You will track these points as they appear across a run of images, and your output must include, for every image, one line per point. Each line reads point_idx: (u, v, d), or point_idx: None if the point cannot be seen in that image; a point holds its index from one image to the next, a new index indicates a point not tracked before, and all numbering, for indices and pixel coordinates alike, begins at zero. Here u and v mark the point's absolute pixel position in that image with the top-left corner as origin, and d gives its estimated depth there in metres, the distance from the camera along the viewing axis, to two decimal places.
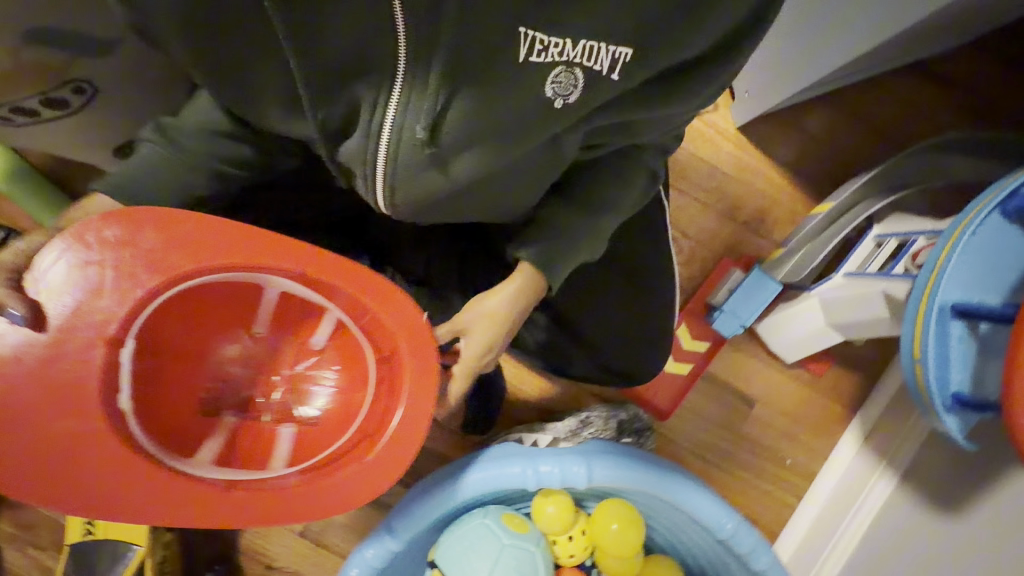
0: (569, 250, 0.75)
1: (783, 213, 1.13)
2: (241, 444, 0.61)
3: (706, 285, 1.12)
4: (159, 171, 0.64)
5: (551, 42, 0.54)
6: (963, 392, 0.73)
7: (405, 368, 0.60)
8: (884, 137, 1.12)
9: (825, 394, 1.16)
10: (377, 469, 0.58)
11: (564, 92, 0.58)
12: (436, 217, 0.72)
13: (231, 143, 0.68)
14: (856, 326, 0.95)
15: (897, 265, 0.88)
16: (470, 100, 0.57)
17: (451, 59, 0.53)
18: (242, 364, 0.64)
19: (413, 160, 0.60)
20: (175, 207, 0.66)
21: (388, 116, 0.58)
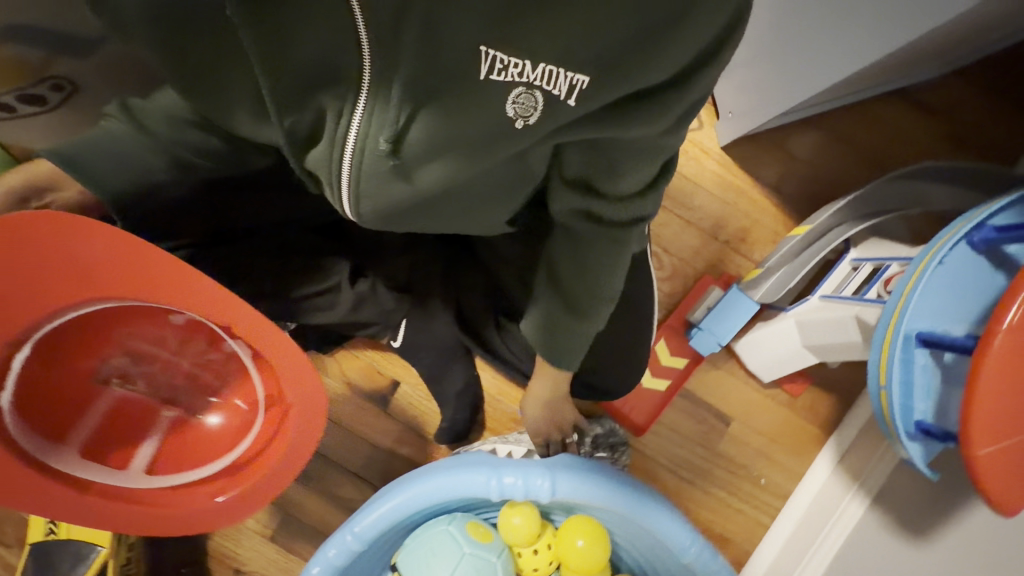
0: (573, 334, 0.71)
1: (764, 231, 1.12)
2: (118, 432, 0.72)
3: (685, 300, 1.09)
4: (125, 150, 0.67)
5: (511, 61, 0.46)
6: (927, 421, 0.69)
7: (284, 440, 0.74)
8: (864, 160, 1.12)
9: (802, 417, 1.13)
10: (234, 506, 0.73)
11: (526, 113, 0.50)
12: (403, 221, 0.67)
13: (198, 134, 0.68)
14: (826, 351, 0.92)
15: (870, 290, 0.88)
16: (435, 117, 0.50)
17: (418, 69, 0.46)
18: (154, 343, 0.73)
19: (375, 176, 0.54)
20: (134, 183, 0.70)
21: (351, 128, 0.50)
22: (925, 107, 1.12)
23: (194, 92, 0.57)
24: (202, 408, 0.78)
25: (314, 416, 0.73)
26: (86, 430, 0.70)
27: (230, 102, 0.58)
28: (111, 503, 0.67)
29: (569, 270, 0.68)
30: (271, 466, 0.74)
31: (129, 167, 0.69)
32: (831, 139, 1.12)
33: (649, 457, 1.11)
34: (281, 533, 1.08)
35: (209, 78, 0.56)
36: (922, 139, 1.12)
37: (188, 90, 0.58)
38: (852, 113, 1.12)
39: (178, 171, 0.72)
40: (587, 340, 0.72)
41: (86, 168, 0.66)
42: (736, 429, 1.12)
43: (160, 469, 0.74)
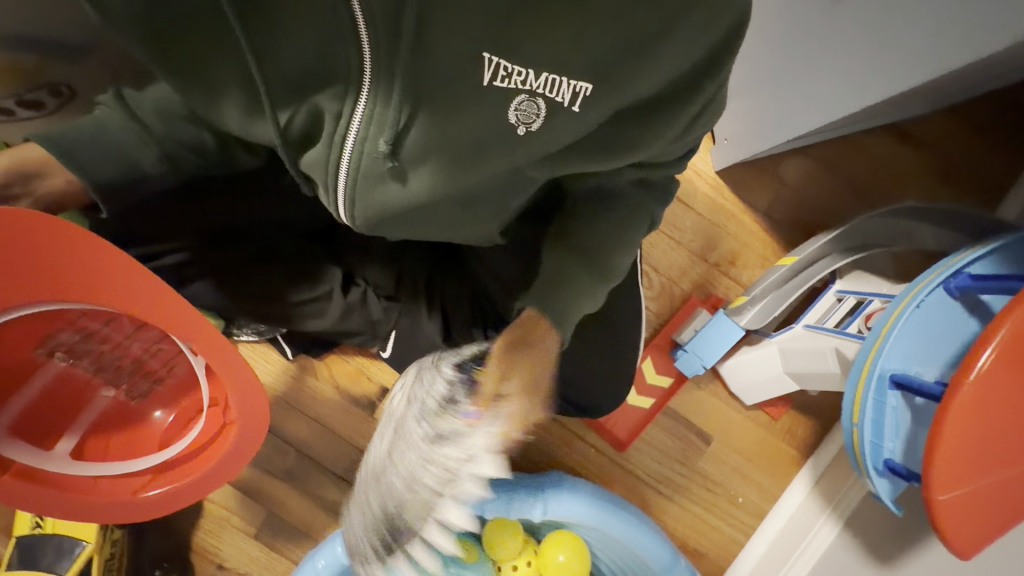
0: (569, 301, 0.69)
1: (753, 255, 1.13)
2: (51, 408, 0.73)
3: (674, 320, 1.10)
4: (106, 133, 0.63)
5: (514, 69, 0.50)
6: (895, 460, 0.71)
7: (219, 447, 0.77)
8: (853, 191, 1.14)
9: (781, 439, 1.16)
10: (161, 501, 0.77)
11: (528, 120, 0.54)
12: (400, 232, 0.67)
13: (192, 129, 0.68)
14: (806, 379, 0.94)
15: (851, 324, 0.91)
16: (431, 119, 0.53)
17: (416, 75, 0.50)
18: (108, 324, 0.69)
19: (371, 175, 0.56)
20: (106, 179, 0.64)
21: (350, 128, 0.53)
22: (915, 142, 1.14)
23: (197, 92, 0.59)
24: (145, 396, 0.80)
25: (253, 433, 0.75)
26: (20, 404, 0.70)
27: (222, 92, 0.59)
28: (35, 487, 0.69)
29: (586, 242, 0.71)
30: (203, 469, 0.77)
31: (115, 156, 0.64)
32: (822, 168, 1.14)
33: (630, 472, 1.13)
34: (264, 531, 1.10)
35: (202, 72, 0.58)
36: (911, 173, 1.14)
37: (183, 89, 0.59)
38: (846, 144, 1.14)
39: (167, 168, 0.68)
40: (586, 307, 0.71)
41: (68, 149, 0.61)
42: (716, 448, 1.14)
43: (89, 452, 0.76)
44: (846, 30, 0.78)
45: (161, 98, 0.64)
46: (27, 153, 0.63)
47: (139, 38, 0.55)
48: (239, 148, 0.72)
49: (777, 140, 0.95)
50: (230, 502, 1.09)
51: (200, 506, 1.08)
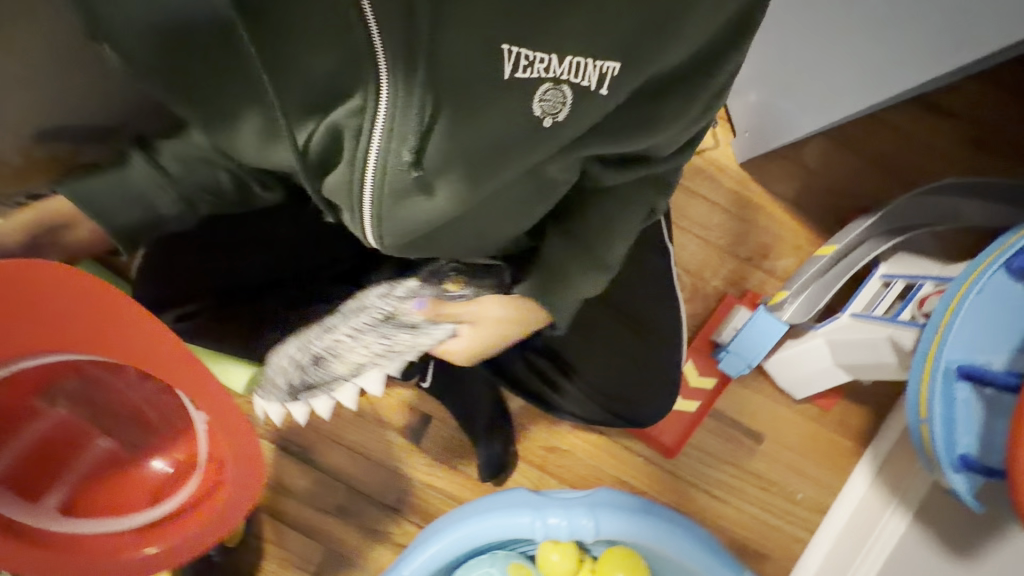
0: (568, 290, 0.67)
1: (787, 245, 1.10)
2: (37, 457, 0.66)
3: (712, 320, 1.08)
4: (121, 190, 0.59)
5: (535, 56, 0.45)
6: (971, 455, 0.68)
7: (221, 499, 0.67)
8: (886, 169, 1.09)
9: (835, 430, 1.12)
10: (154, 560, 0.67)
11: (554, 110, 0.49)
12: (431, 252, 0.63)
13: (210, 168, 0.61)
14: (859, 370, 0.92)
15: (904, 311, 0.87)
16: (452, 123, 0.48)
17: (438, 74, 0.45)
18: (109, 373, 0.65)
19: (397, 192, 0.52)
20: (132, 220, 0.60)
21: (369, 145, 0.48)
22: (947, 111, 1.09)
23: (215, 127, 0.54)
24: (144, 446, 0.71)
25: (247, 496, 0.65)
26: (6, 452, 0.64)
27: (240, 116, 0.53)
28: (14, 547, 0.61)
29: (594, 228, 0.64)
30: (197, 527, 0.67)
31: (135, 201, 0.60)
32: (852, 147, 1.10)
33: (683, 479, 1.10)
34: (324, 568, 1.11)
35: (213, 100, 0.52)
36: (946, 144, 1.09)
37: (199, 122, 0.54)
38: (872, 121, 1.10)
39: (183, 208, 0.63)
40: (597, 282, 0.68)
41: (89, 199, 0.58)
42: (769, 446, 1.11)
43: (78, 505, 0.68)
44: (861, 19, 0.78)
45: (186, 146, 0.59)
46: (54, 207, 0.61)
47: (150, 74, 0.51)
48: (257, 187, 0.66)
49: (814, 127, 0.91)
50: (289, 542, 1.11)
51: (261, 548, 1.10)
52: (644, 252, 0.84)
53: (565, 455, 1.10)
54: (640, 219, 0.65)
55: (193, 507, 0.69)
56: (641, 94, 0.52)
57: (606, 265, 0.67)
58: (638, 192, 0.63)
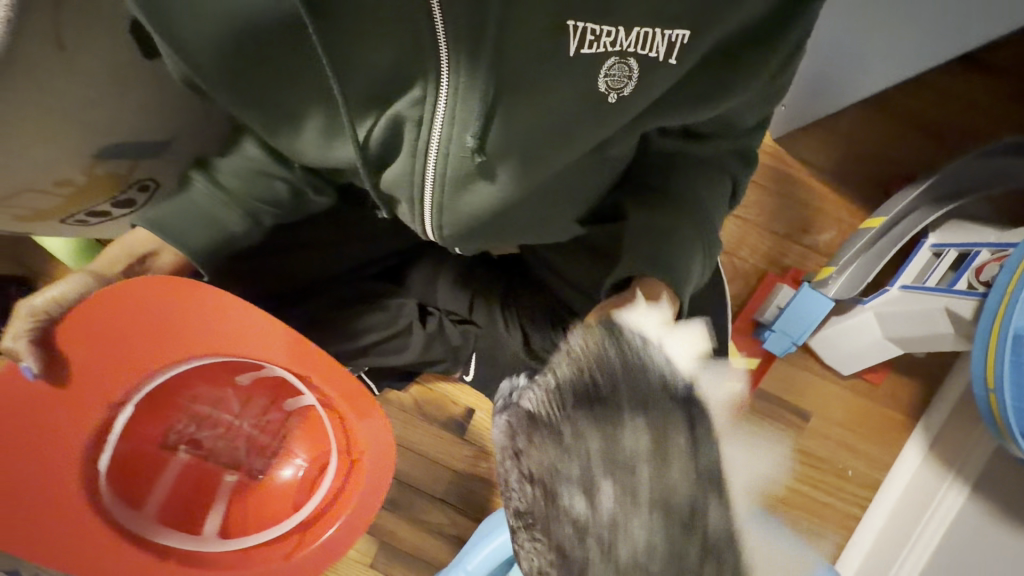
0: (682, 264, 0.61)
1: (827, 218, 1.08)
2: (181, 501, 0.72)
3: (754, 300, 1.06)
4: (197, 211, 0.63)
5: (603, 30, 0.46)
6: None
7: (360, 480, 0.70)
8: (930, 133, 1.06)
9: (884, 404, 1.10)
10: (325, 552, 0.68)
11: (619, 85, 0.49)
12: (484, 243, 0.64)
13: (266, 179, 0.65)
14: (913, 343, 0.90)
15: (960, 280, 0.85)
16: (511, 110, 0.49)
17: (501, 56, 0.45)
18: (217, 407, 0.75)
19: (460, 177, 0.52)
20: (204, 241, 0.64)
21: (432, 134, 0.50)
22: (992, 69, 1.06)
23: (281, 129, 0.58)
24: (264, 469, 0.78)
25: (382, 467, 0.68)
26: (156, 499, 0.70)
27: (306, 117, 0.56)
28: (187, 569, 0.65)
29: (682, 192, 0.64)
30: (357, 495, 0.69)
31: (205, 222, 0.64)
32: (891, 113, 1.07)
33: None
34: (379, 560, 1.13)
35: (279, 104, 0.56)
36: (992, 103, 1.05)
37: (266, 125, 0.58)
38: (913, 85, 1.06)
39: (247, 224, 0.67)
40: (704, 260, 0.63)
41: (159, 219, 0.62)
42: (817, 423, 1.10)
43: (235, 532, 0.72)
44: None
45: (244, 158, 0.64)
46: (137, 236, 0.64)
47: (228, 85, 0.55)
48: (312, 192, 0.69)
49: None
50: None
51: None
52: None
53: None
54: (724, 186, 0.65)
55: (332, 504, 0.71)
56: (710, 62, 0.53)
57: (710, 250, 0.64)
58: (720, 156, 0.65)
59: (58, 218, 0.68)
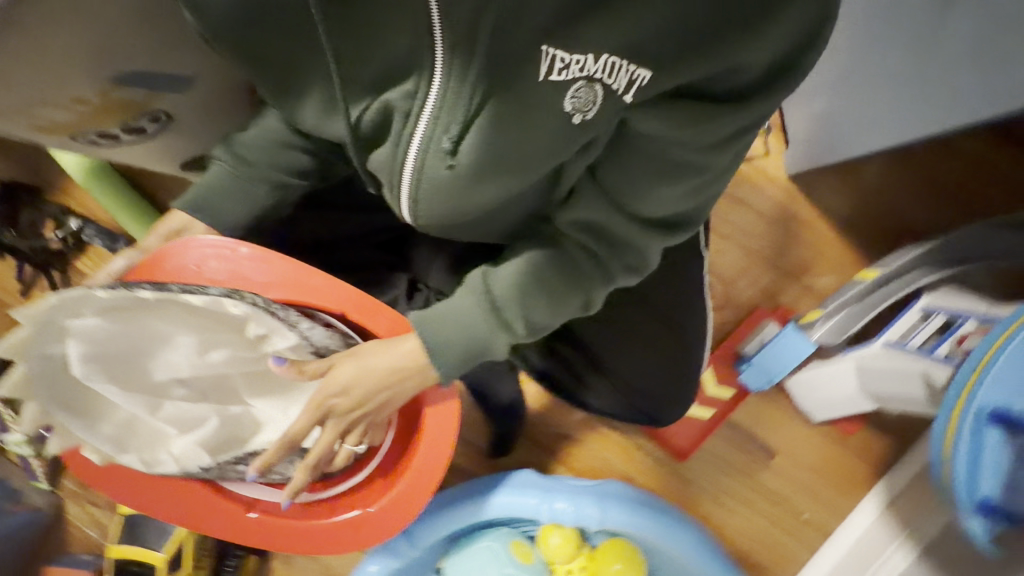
0: (535, 319, 0.61)
1: (828, 264, 1.07)
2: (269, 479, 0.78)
3: (737, 332, 1.07)
4: (230, 187, 0.69)
5: (572, 58, 0.47)
6: (992, 499, 0.67)
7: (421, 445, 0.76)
8: (946, 197, 1.05)
9: (852, 455, 1.11)
10: (407, 494, 0.77)
11: (584, 108, 0.50)
12: (458, 231, 0.68)
13: (290, 153, 0.70)
14: (887, 399, 0.90)
15: (941, 346, 0.86)
16: (496, 118, 0.50)
17: (491, 67, 0.47)
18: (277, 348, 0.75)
19: (434, 175, 0.55)
20: (242, 215, 0.71)
21: (416, 129, 0.52)
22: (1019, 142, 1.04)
23: (283, 96, 0.59)
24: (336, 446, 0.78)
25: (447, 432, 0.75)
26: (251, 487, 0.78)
27: (306, 88, 0.57)
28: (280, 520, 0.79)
29: (592, 229, 0.61)
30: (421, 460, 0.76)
31: (240, 199, 0.70)
32: (907, 170, 1.06)
33: (689, 482, 1.11)
34: None
35: (283, 72, 0.57)
36: (1012, 176, 1.04)
37: (264, 82, 0.58)
38: (937, 147, 1.05)
39: (277, 195, 0.72)
40: (584, 311, 0.64)
41: (196, 201, 0.69)
42: (780, 461, 1.11)
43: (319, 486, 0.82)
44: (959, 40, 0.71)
45: (267, 128, 0.69)
46: (174, 218, 0.71)
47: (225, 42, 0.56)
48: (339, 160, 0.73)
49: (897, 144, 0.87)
50: None
51: None
52: (682, 257, 0.83)
53: (575, 443, 1.13)
54: (625, 260, 0.61)
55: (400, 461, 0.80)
56: (675, 100, 0.50)
57: (515, 329, 0.61)
58: (633, 233, 0.59)
59: (71, 133, 0.69)
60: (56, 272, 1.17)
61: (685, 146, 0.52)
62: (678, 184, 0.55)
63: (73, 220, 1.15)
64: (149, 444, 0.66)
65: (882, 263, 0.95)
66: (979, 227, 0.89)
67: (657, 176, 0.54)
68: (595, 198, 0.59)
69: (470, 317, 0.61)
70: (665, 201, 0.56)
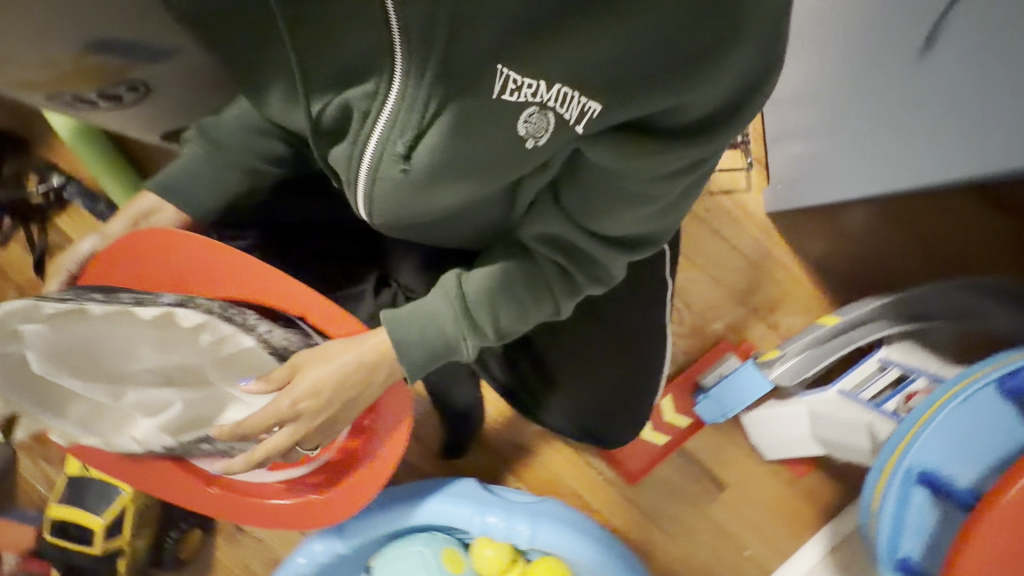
0: (501, 322, 0.62)
1: (797, 305, 1.08)
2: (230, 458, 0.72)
3: (699, 363, 1.08)
4: (200, 169, 0.70)
5: (524, 82, 0.47)
6: (912, 560, 0.67)
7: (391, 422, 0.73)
8: (921, 252, 1.05)
9: (801, 497, 1.10)
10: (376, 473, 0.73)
11: (537, 133, 0.51)
12: (415, 232, 0.68)
13: (266, 140, 0.69)
14: (835, 446, 0.91)
15: (890, 401, 0.86)
16: (451, 129, 0.50)
17: (445, 80, 0.47)
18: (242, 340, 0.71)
19: (388, 177, 0.55)
20: (215, 201, 0.72)
21: (373, 130, 0.52)
22: (1000, 205, 1.04)
23: (251, 84, 0.60)
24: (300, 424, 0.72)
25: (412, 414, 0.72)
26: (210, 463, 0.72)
27: (272, 79, 0.58)
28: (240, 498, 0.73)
29: (558, 242, 0.61)
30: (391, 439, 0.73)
31: (210, 181, 0.71)
32: (886, 220, 1.06)
33: (637, 506, 1.11)
34: None
35: (248, 60, 0.58)
36: (989, 239, 1.04)
37: (233, 67, 0.59)
38: (917, 201, 1.05)
39: (251, 181, 0.72)
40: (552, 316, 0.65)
41: (166, 182, 0.70)
42: (729, 494, 1.11)
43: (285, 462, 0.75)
44: (920, 107, 0.70)
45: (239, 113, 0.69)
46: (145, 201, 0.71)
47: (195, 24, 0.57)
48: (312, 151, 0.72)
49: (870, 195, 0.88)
50: None
51: None
52: (643, 283, 0.83)
53: (528, 454, 1.13)
54: (587, 273, 0.62)
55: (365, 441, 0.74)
56: (628, 132, 0.51)
57: (484, 332, 0.62)
58: (595, 249, 0.60)
59: (44, 95, 0.69)
60: (34, 226, 1.17)
61: (641, 177, 0.53)
62: (626, 211, 0.56)
63: (56, 177, 1.15)
64: (115, 425, 0.64)
65: (845, 311, 0.95)
66: (944, 286, 0.90)
67: (615, 200, 0.55)
68: (552, 213, 0.60)
69: (439, 319, 0.61)
70: (623, 222, 0.57)
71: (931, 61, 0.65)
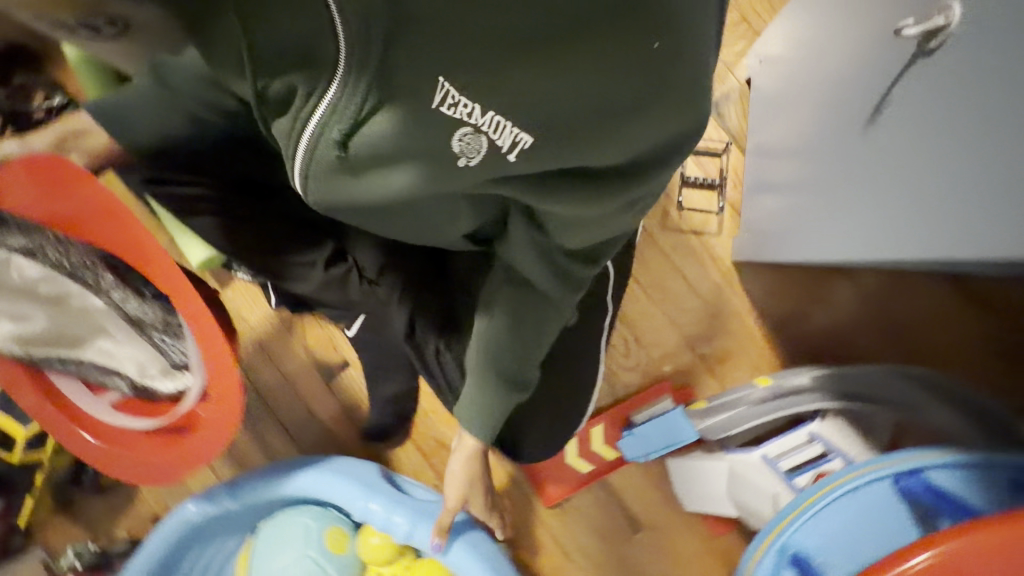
0: (521, 353, 0.67)
1: (747, 360, 1.04)
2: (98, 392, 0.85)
3: (636, 398, 1.05)
4: (141, 110, 0.61)
5: (462, 100, 0.44)
6: None
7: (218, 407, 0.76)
8: (884, 332, 1.01)
9: (715, 555, 1.07)
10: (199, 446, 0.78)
11: (470, 153, 0.48)
12: (349, 218, 0.64)
13: (217, 93, 0.60)
14: (744, 509, 0.90)
15: (801, 476, 0.86)
16: (391, 125, 0.45)
17: (383, 74, 0.42)
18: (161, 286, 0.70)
19: (323, 167, 0.49)
20: (152, 139, 0.66)
21: (312, 117, 0.44)
22: (977, 300, 0.99)
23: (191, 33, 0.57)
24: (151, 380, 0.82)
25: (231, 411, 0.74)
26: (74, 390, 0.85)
27: None
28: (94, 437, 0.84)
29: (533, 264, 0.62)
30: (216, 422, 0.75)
31: (149, 123, 0.64)
32: (855, 293, 1.02)
33: (547, 529, 1.09)
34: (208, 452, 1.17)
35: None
36: (958, 332, 0.99)
37: None
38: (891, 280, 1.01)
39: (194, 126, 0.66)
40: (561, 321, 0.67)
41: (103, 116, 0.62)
42: (643, 537, 1.08)
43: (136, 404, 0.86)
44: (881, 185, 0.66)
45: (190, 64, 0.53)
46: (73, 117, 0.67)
47: None
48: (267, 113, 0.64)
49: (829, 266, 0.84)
50: None
51: None
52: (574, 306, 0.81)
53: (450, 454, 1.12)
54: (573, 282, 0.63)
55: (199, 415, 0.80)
56: (571, 172, 0.51)
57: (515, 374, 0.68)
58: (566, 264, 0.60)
59: None
60: None
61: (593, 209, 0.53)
62: (572, 239, 0.57)
63: None
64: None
65: (780, 376, 0.92)
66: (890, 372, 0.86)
67: (574, 223, 0.55)
68: (523, 236, 0.59)
69: (489, 382, 0.68)
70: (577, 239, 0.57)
71: (876, 131, 0.66)
